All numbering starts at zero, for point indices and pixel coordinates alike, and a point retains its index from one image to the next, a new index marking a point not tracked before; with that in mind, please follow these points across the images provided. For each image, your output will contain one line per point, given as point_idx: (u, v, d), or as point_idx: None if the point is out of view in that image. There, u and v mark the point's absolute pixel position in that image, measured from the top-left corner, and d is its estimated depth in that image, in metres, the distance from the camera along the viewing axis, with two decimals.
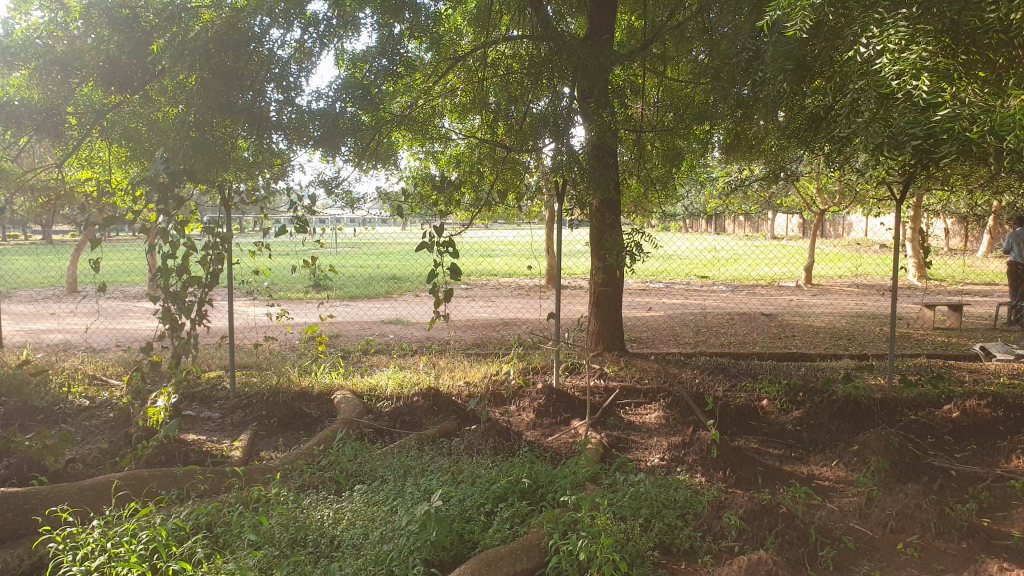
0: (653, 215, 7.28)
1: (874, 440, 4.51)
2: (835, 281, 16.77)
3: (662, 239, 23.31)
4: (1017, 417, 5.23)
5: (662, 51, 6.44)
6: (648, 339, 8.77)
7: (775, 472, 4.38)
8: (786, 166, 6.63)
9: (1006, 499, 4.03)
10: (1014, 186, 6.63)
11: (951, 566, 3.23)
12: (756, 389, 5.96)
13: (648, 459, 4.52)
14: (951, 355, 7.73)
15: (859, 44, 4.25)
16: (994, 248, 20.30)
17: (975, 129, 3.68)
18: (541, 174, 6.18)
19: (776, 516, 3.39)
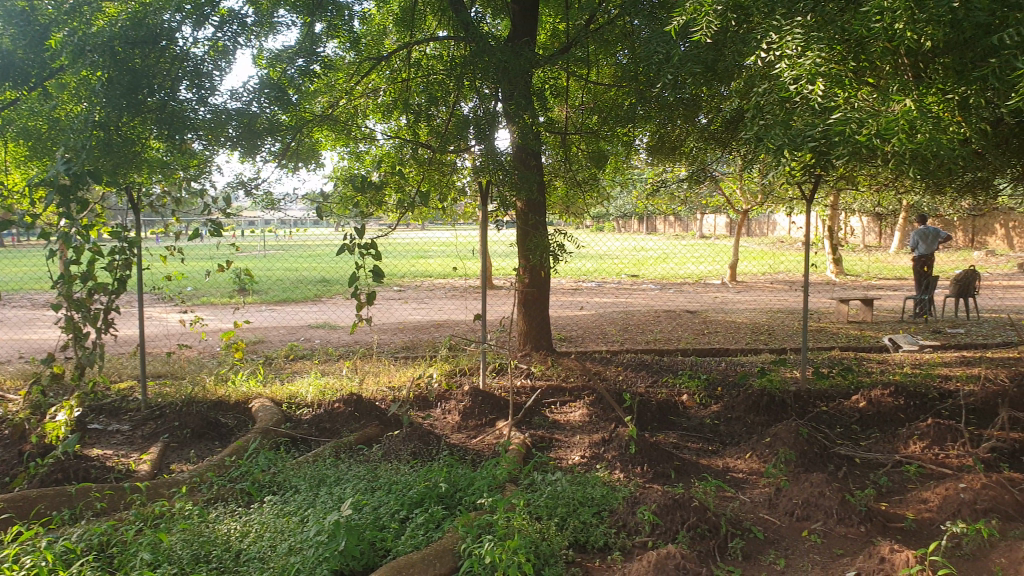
0: (584, 217, 7.25)
1: (784, 431, 4.66)
2: (759, 278, 17.27)
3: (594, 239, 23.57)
4: (918, 405, 5.52)
5: (586, 55, 6.39)
6: (577, 338, 8.89)
7: (691, 466, 4.48)
8: (708, 167, 6.78)
9: (904, 484, 4.25)
10: (920, 186, 6.93)
11: (850, 550, 3.36)
12: (676, 384, 6.12)
13: (570, 456, 4.55)
14: (863, 347, 8.09)
15: (760, 50, 4.43)
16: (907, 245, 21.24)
17: (864, 132, 3.87)
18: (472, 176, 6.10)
19: (687, 510, 3.44)
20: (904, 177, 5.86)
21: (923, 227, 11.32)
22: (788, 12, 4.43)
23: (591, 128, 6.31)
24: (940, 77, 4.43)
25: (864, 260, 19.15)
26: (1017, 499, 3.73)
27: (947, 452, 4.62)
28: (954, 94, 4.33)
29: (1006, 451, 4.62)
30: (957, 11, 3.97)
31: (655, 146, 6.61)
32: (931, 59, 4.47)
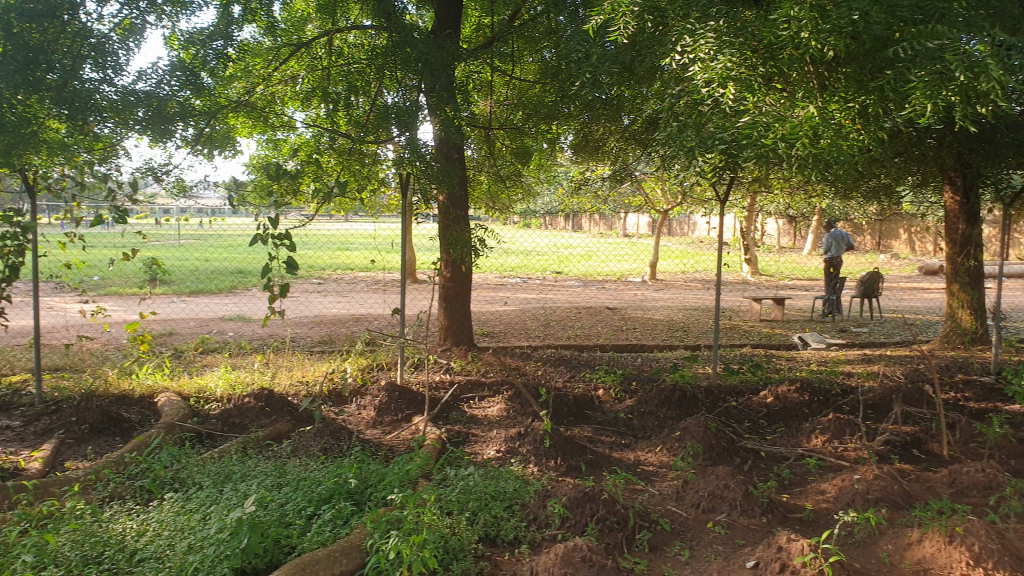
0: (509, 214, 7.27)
1: (694, 425, 4.79)
2: (677, 277, 17.69)
3: None
4: (821, 400, 5.76)
5: (511, 51, 6.38)
6: (499, 333, 8.90)
7: (603, 460, 4.55)
8: (630, 167, 6.87)
9: (804, 476, 4.43)
10: (830, 190, 7.21)
11: (751, 540, 3.48)
12: (593, 379, 6.20)
13: (485, 451, 4.56)
14: (773, 344, 8.39)
15: (675, 52, 4.52)
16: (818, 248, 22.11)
17: (770, 136, 4.03)
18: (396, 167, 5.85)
19: (597, 503, 3.50)
20: (816, 182, 6.07)
21: (835, 230, 11.78)
22: (701, 16, 4.53)
23: (515, 124, 6.30)
24: (842, 86, 4.63)
25: (777, 261, 19.85)
26: (906, 489, 3.94)
27: (845, 445, 4.84)
28: (854, 103, 4.53)
29: (899, 444, 4.88)
30: (858, 24, 4.15)
31: (579, 144, 6.71)
32: (834, 68, 4.67)
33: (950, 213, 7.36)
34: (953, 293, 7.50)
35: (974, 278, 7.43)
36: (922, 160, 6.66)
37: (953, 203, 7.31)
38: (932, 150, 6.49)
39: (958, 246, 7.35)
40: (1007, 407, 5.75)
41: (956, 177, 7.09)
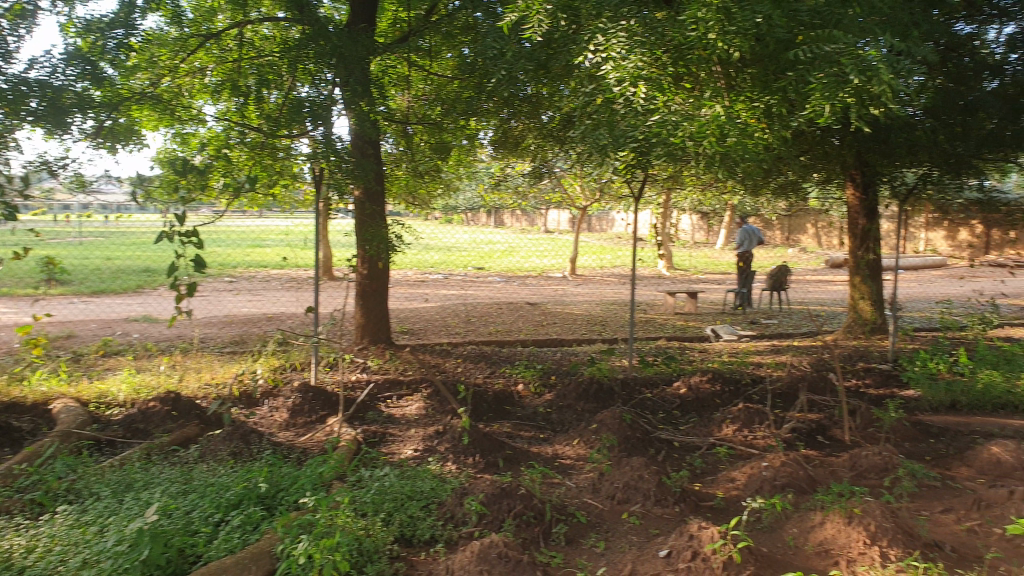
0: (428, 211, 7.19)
1: (610, 418, 4.86)
2: (596, 272, 17.93)
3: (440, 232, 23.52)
4: (731, 390, 5.95)
5: (427, 46, 6.31)
6: (418, 330, 8.82)
7: (521, 455, 4.57)
8: (548, 164, 6.89)
9: (715, 464, 4.56)
10: (740, 188, 7.43)
11: (664, 529, 3.55)
12: (511, 374, 6.22)
13: (402, 451, 4.50)
14: (687, 337, 8.61)
15: (588, 51, 4.57)
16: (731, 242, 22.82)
17: (679, 135, 4.17)
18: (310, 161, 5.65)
19: (514, 499, 3.51)
20: (727, 180, 6.23)
21: (747, 226, 12.15)
22: (613, 16, 4.60)
23: (432, 120, 6.21)
24: (747, 86, 4.79)
25: (692, 256, 20.39)
26: (810, 474, 4.10)
27: (754, 434, 5.00)
28: (759, 103, 4.69)
29: (804, 431, 5.08)
30: (761, 26, 4.29)
31: (498, 141, 6.63)
32: (740, 69, 4.82)
33: (851, 209, 7.71)
34: (854, 285, 7.86)
35: (872, 271, 7.81)
36: (826, 159, 6.94)
37: (854, 200, 7.65)
38: (835, 149, 6.76)
39: (858, 240, 7.70)
40: (902, 392, 6.06)
41: (856, 174, 7.42)
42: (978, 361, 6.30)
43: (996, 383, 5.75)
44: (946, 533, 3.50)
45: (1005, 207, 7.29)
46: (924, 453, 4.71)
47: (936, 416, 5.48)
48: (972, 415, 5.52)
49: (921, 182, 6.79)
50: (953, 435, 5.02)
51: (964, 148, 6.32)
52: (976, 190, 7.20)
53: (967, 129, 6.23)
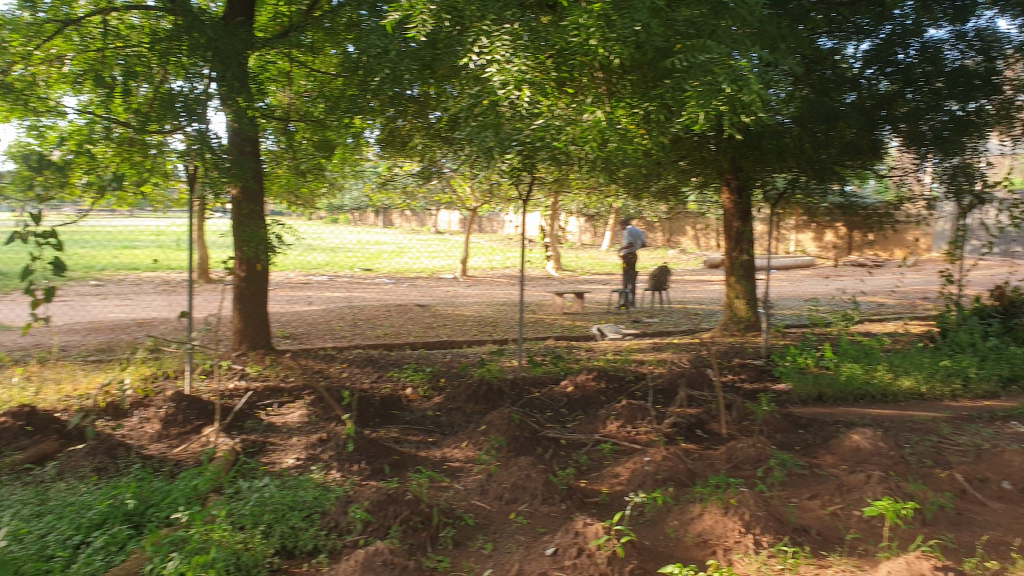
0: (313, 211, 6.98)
1: (498, 419, 4.87)
2: (486, 274, 17.99)
3: None
4: (616, 388, 6.09)
5: (310, 42, 6.11)
6: (302, 334, 8.57)
7: (408, 459, 4.51)
8: (437, 165, 6.82)
9: (600, 461, 4.65)
10: (623, 191, 7.61)
11: (551, 527, 3.59)
12: (399, 378, 6.13)
13: (283, 460, 4.34)
14: (574, 337, 8.76)
15: (472, 52, 4.57)
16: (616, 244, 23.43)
17: (562, 139, 4.42)
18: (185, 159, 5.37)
19: (400, 504, 3.45)
20: (612, 184, 6.35)
21: (632, 228, 12.49)
22: (497, 18, 4.60)
23: (316, 118, 6.03)
24: (628, 91, 4.94)
25: (580, 257, 20.80)
26: (689, 467, 4.25)
27: (638, 430, 5.13)
28: (639, 109, 4.90)
29: (684, 425, 5.27)
30: (641, 34, 4.42)
31: (385, 139, 6.50)
32: (620, 75, 4.97)
33: (726, 212, 8.06)
34: (730, 285, 8.24)
35: (746, 271, 8.20)
36: (703, 164, 7.23)
37: (729, 203, 8.01)
38: (712, 155, 7.04)
39: (733, 242, 8.08)
40: (774, 385, 6.40)
41: (731, 179, 7.77)
42: (841, 356, 6.73)
43: (856, 375, 6.16)
44: (813, 517, 3.72)
45: (863, 211, 7.83)
46: (793, 443, 4.98)
47: (804, 408, 5.81)
48: (836, 406, 5.89)
49: (790, 187, 7.17)
50: (819, 425, 5.34)
51: (827, 155, 6.73)
52: (838, 195, 7.70)
53: (829, 138, 6.64)
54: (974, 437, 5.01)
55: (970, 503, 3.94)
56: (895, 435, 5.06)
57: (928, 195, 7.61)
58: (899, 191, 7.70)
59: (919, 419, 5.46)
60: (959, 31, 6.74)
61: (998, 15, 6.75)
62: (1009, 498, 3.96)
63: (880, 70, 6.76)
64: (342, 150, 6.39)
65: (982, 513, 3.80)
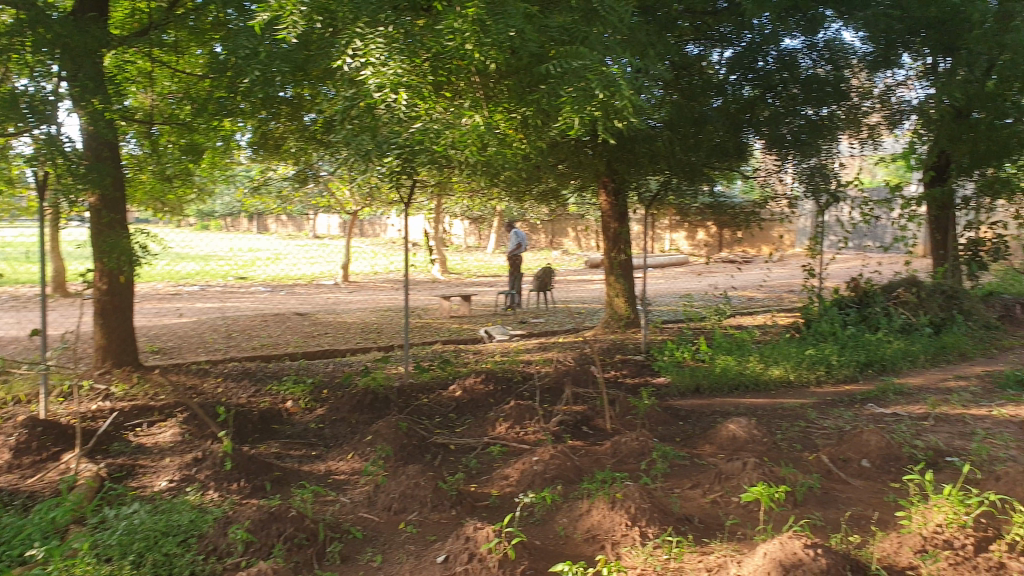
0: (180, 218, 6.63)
1: (385, 428, 4.78)
2: (370, 279, 17.71)
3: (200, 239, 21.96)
4: (503, 389, 6.12)
5: (173, 42, 5.81)
6: (173, 349, 8.13)
7: (291, 475, 4.35)
8: (313, 168, 6.64)
9: (489, 463, 4.65)
10: (504, 195, 7.66)
11: (441, 534, 3.56)
12: (279, 391, 5.92)
13: (155, 484, 4.09)
14: (459, 340, 8.75)
15: (346, 55, 4.47)
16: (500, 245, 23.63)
17: (440, 143, 4.41)
18: (34, 164, 4.97)
19: (284, 521, 3.33)
20: (493, 186, 6.37)
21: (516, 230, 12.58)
22: (371, 21, 4.53)
23: (182, 121, 5.73)
24: (505, 97, 5.00)
25: (465, 260, 20.83)
26: (577, 464, 4.32)
27: (526, 430, 5.16)
28: (516, 113, 5.00)
29: (570, 423, 5.35)
30: (516, 40, 4.47)
31: (257, 143, 6.25)
32: (497, 80, 5.02)
33: (604, 213, 8.25)
34: (610, 284, 8.45)
35: (626, 270, 8.44)
36: (580, 168, 7.37)
37: (607, 205, 8.16)
38: (589, 159, 7.20)
39: (611, 242, 8.28)
40: (655, 379, 6.62)
41: (608, 182, 7.93)
42: (715, 349, 7.04)
43: (730, 367, 6.46)
44: (694, 506, 3.86)
45: (732, 210, 8.24)
46: (674, 435, 5.16)
47: (683, 400, 6.03)
48: (712, 396, 6.15)
49: (662, 188, 7.50)
50: (698, 416, 5.56)
51: (697, 158, 7.04)
52: (709, 195, 8.08)
53: (698, 141, 6.95)
54: (836, 420, 5.36)
55: (835, 482, 4.20)
56: (767, 422, 5.33)
57: (790, 194, 8.11)
58: (763, 191, 8.16)
59: (788, 405, 5.78)
60: (811, 40, 7.15)
61: (845, 27, 7.20)
62: (869, 475, 4.26)
63: (742, 76, 7.10)
64: (211, 153, 6.12)
65: (846, 491, 4.07)
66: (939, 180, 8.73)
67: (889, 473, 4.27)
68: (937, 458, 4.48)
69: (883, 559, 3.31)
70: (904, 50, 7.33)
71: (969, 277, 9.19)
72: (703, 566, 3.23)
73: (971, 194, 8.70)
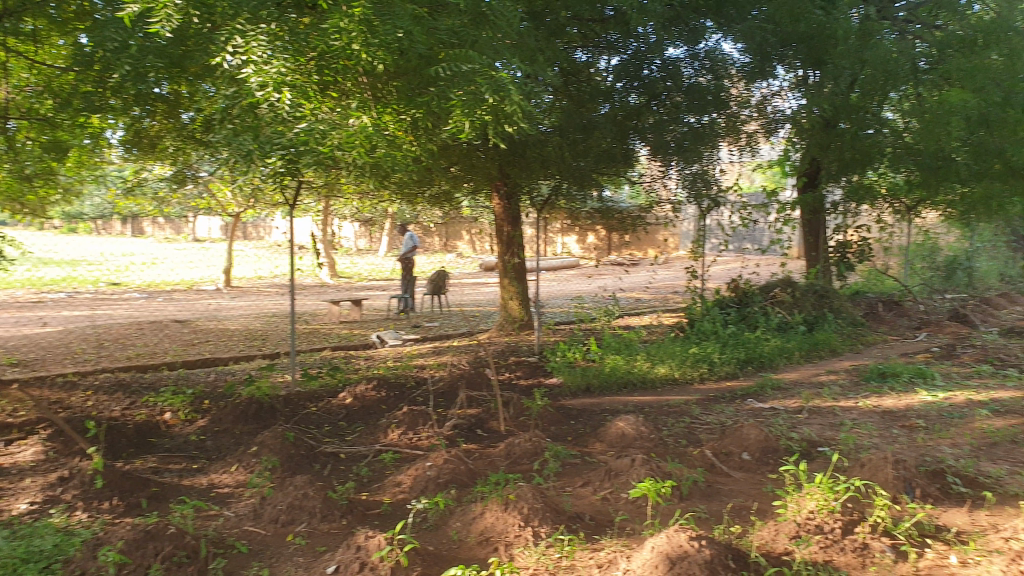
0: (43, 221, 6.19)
1: (271, 438, 4.63)
2: (256, 283, 17.11)
3: (68, 243, 20.62)
4: (396, 395, 6.04)
5: (34, 32, 5.42)
6: (36, 361, 7.58)
7: (169, 490, 4.14)
8: (193, 168, 6.36)
9: (381, 470, 4.58)
10: (394, 197, 7.58)
11: (331, 545, 3.48)
12: (157, 403, 5.62)
13: (15, 506, 3.80)
14: (350, 345, 8.59)
15: (225, 52, 4.31)
16: (393, 248, 23.36)
17: (327, 144, 4.32)
18: None
19: (161, 540, 3.17)
20: (384, 189, 6.30)
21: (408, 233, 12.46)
22: (252, 17, 4.39)
23: (44, 117, 5.36)
24: (393, 98, 4.95)
25: (356, 264, 20.47)
26: (470, 468, 4.32)
27: (419, 435, 5.11)
28: (405, 116, 4.97)
29: (464, 426, 5.34)
30: (404, 41, 4.45)
31: (130, 141, 5.94)
32: (386, 81, 4.94)
33: (497, 217, 8.29)
34: (503, 287, 8.51)
35: (518, 273, 8.52)
36: (472, 172, 7.39)
37: (500, 208, 8.19)
38: (480, 163, 7.23)
39: (504, 245, 8.32)
40: (548, 380, 6.71)
41: (500, 185, 7.93)
42: (605, 349, 7.21)
43: (619, 366, 6.63)
44: (586, 504, 3.94)
45: (619, 214, 8.45)
46: (567, 435, 5.25)
47: (575, 400, 6.14)
48: (603, 396, 6.29)
49: (553, 193, 7.63)
50: (589, 416, 5.67)
51: (585, 162, 7.21)
52: (597, 200, 8.25)
53: (587, 147, 7.11)
54: (719, 415, 5.60)
55: (718, 475, 4.38)
56: (654, 419, 5.50)
57: (673, 199, 8.40)
58: (649, 196, 8.42)
59: (674, 402, 6.00)
60: (693, 51, 7.43)
61: (724, 39, 7.50)
62: (749, 467, 4.47)
63: (628, 84, 7.33)
64: (78, 152, 5.76)
65: (727, 483, 4.25)
66: (810, 186, 9.17)
67: (767, 465, 4.49)
68: (810, 449, 4.75)
69: (762, 546, 3.47)
70: (779, 63, 7.71)
71: (838, 276, 9.95)
72: (594, 562, 3.29)
73: (838, 199, 9.27)
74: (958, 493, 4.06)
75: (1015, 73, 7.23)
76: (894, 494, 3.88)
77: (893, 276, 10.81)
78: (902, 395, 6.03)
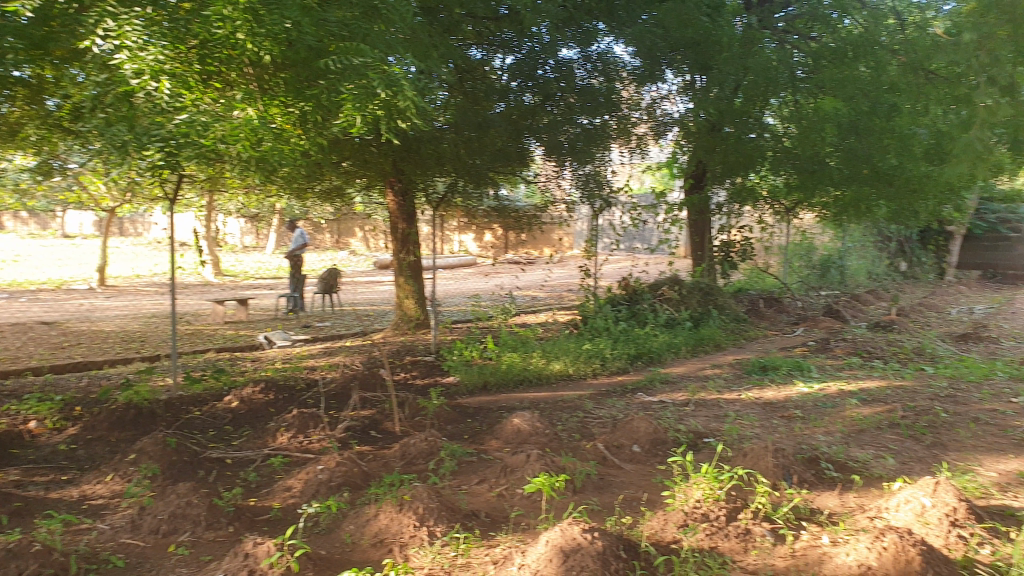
0: None
1: (150, 445, 4.41)
2: (134, 282, 16.22)
3: None
4: (285, 398, 5.87)
5: None
6: None
7: (35, 505, 3.86)
8: (61, 159, 5.99)
9: (271, 475, 4.44)
10: (283, 192, 7.38)
11: (217, 554, 3.34)
12: (21, 411, 5.24)
13: None
14: (236, 346, 8.28)
15: (96, 35, 4.07)
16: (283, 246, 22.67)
17: (209, 137, 4.19)
18: None
19: (26, 558, 2.95)
20: (272, 182, 6.13)
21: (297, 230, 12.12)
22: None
23: None
24: (280, 90, 4.81)
25: (244, 262, 19.74)
26: (364, 470, 4.25)
27: (311, 438, 4.98)
28: (294, 108, 4.86)
29: (358, 428, 5.24)
30: (291, 31, 4.35)
31: None
32: (273, 72, 4.80)
33: (391, 213, 8.17)
34: (398, 285, 8.40)
35: (413, 272, 8.44)
36: (365, 168, 7.27)
37: (394, 205, 8.08)
38: (373, 159, 7.12)
39: (399, 243, 8.21)
40: (443, 379, 6.69)
41: (394, 181, 7.83)
42: (501, 347, 7.26)
43: (515, 364, 6.68)
44: (481, 501, 3.95)
45: (515, 213, 8.56)
46: (462, 433, 5.24)
47: (470, 398, 6.15)
48: (498, 393, 6.33)
49: (449, 190, 7.65)
50: (485, 413, 5.69)
51: (480, 160, 7.29)
52: (493, 198, 8.31)
53: (481, 144, 7.12)
54: (611, 409, 5.73)
55: (610, 468, 4.49)
56: (549, 415, 5.58)
57: (568, 199, 8.57)
58: (544, 195, 8.57)
59: (568, 398, 6.10)
60: (586, 52, 7.62)
61: (616, 41, 7.76)
62: (639, 459, 4.60)
63: (523, 83, 7.35)
64: None
65: (619, 475, 4.37)
66: (696, 188, 9.61)
67: (657, 457, 4.64)
68: (697, 440, 4.94)
69: (652, 536, 3.58)
70: (667, 67, 8.00)
71: (722, 275, 10.40)
72: (489, 559, 3.31)
73: (722, 200, 9.77)
74: (830, 477, 4.32)
75: (879, 85, 7.42)
76: (773, 481, 4.09)
77: (773, 273, 11.34)
78: (781, 387, 6.36)
